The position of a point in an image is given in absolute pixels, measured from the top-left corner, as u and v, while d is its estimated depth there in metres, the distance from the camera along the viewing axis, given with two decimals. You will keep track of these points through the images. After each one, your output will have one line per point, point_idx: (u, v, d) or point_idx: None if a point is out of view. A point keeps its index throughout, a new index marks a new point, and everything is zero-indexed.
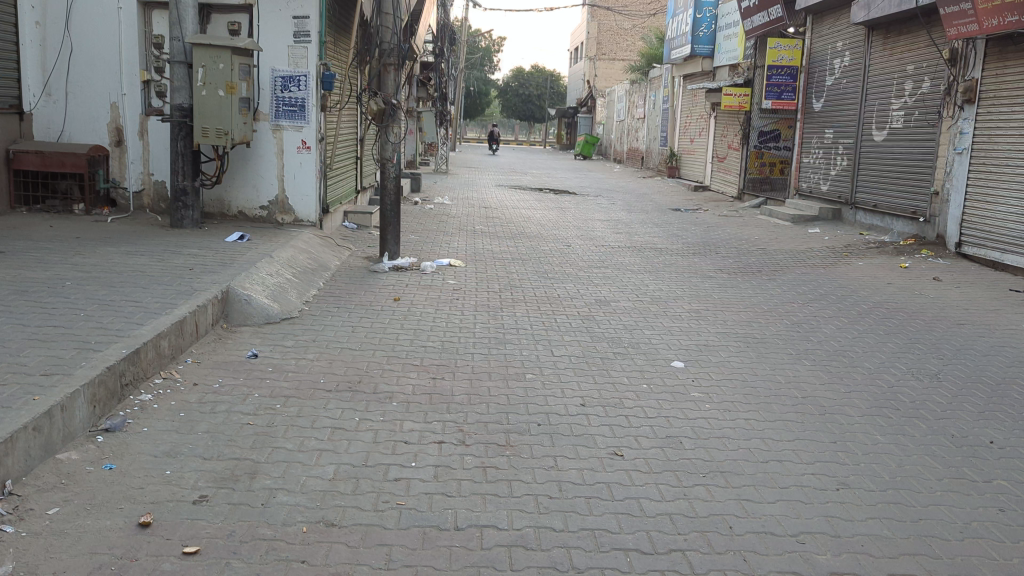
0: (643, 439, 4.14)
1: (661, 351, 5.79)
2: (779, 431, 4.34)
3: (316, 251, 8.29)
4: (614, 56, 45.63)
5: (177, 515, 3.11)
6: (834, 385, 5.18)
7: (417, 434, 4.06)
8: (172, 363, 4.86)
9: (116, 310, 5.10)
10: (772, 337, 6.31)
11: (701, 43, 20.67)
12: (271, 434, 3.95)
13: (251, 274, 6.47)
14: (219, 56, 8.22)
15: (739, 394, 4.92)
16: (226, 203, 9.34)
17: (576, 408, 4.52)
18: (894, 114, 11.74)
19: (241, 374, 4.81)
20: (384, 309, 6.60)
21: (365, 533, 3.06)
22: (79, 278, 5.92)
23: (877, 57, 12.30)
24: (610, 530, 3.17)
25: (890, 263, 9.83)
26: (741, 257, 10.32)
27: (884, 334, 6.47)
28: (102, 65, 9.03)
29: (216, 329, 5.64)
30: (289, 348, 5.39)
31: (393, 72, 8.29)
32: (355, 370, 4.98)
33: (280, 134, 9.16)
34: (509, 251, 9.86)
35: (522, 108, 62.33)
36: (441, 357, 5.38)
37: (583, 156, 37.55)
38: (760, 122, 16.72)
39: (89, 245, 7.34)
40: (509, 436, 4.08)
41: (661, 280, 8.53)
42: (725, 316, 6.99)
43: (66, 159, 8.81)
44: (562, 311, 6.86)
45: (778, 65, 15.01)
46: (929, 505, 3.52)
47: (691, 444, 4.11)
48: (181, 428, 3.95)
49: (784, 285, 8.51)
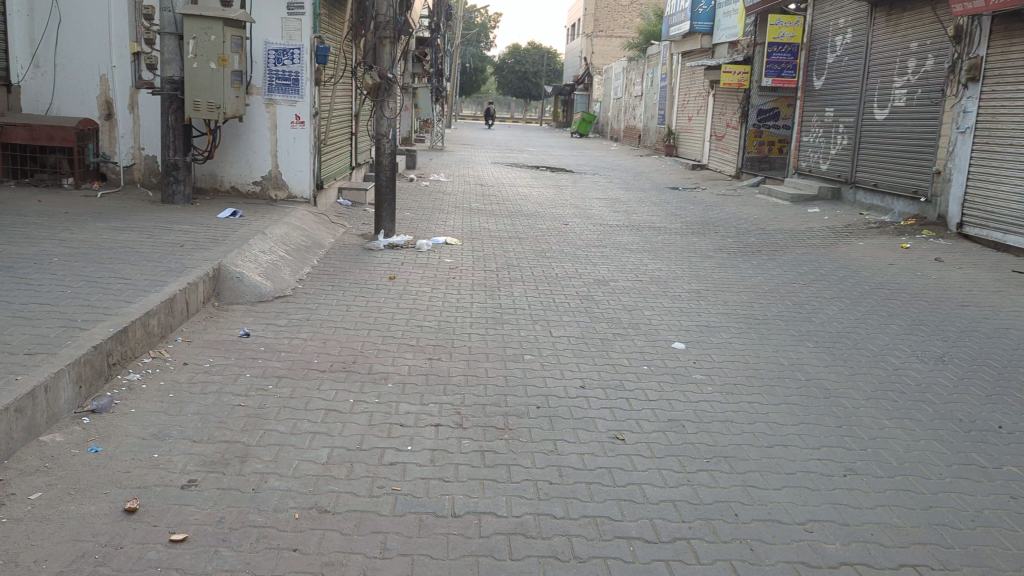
0: (645, 423, 4.04)
1: (661, 332, 5.69)
2: (783, 414, 4.25)
3: (310, 228, 8.16)
4: (612, 33, 45.19)
5: (164, 500, 3.00)
6: (837, 367, 5.08)
7: (413, 417, 3.96)
8: (163, 342, 4.74)
9: (104, 287, 4.98)
10: (774, 318, 6.22)
11: (699, 19, 20.46)
12: (262, 416, 3.84)
13: (243, 252, 6.34)
14: (211, 27, 8.04)
15: (742, 376, 4.83)
16: (218, 177, 9.17)
17: (575, 390, 4.42)
18: (896, 92, 11.59)
19: (233, 354, 4.69)
20: (379, 287, 6.47)
21: (360, 519, 2.96)
22: (68, 254, 5.78)
23: (880, 34, 12.13)
24: (612, 517, 3.08)
25: (890, 244, 9.73)
26: (740, 237, 10.20)
27: (887, 316, 6.38)
28: (91, 36, 8.85)
29: (207, 307, 5.52)
30: (281, 327, 5.27)
31: (389, 45, 8.11)
32: (350, 351, 4.87)
33: (273, 108, 8.99)
34: (506, 229, 9.72)
35: (518, 85, 61.87)
36: (438, 337, 5.27)
37: (579, 133, 37.31)
38: (760, 100, 16.56)
39: (78, 220, 7.20)
40: (507, 419, 3.98)
41: (660, 259, 8.42)
42: (726, 296, 6.89)
43: (55, 133, 8.64)
44: (561, 290, 6.75)
45: (778, 43, 14.81)
46: (939, 492, 3.44)
47: (693, 428, 4.01)
48: (171, 410, 3.83)
49: (784, 265, 8.41)
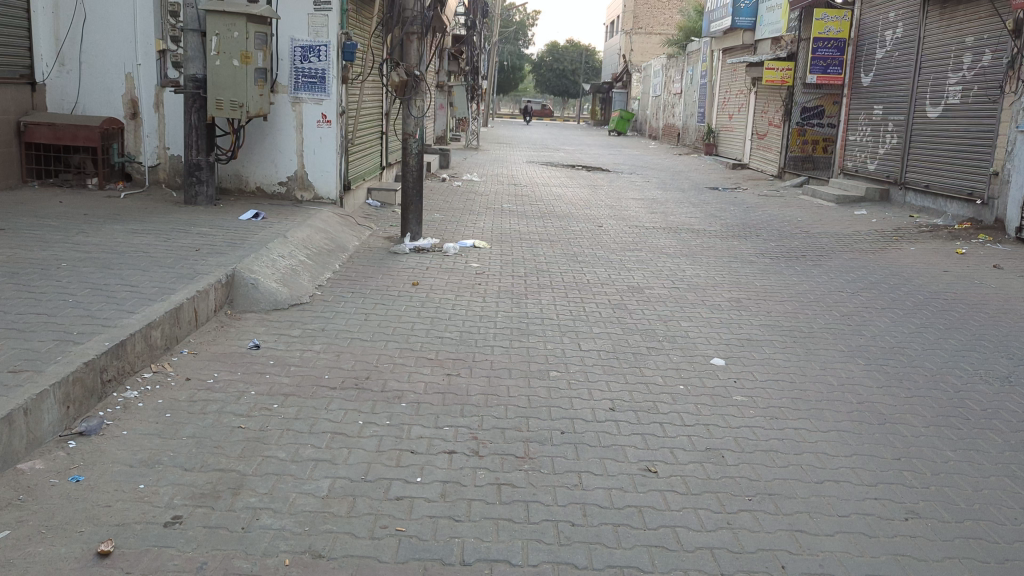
0: (679, 453, 3.68)
1: (699, 346, 5.31)
2: (834, 444, 3.86)
3: (334, 232, 7.90)
4: (652, 30, 44.49)
5: (143, 541, 2.71)
6: (892, 389, 4.66)
7: (426, 442, 3.64)
8: (167, 354, 4.48)
9: (108, 295, 4.72)
10: (821, 331, 5.80)
11: (742, 15, 19.90)
12: (262, 441, 3.54)
13: (260, 256, 6.08)
14: (234, 23, 7.81)
15: (787, 398, 4.43)
16: (244, 178, 8.97)
17: (604, 414, 4.06)
18: (950, 89, 11.05)
19: (239, 368, 4.41)
20: (401, 294, 6.17)
21: (357, 567, 2.65)
22: (78, 259, 5.55)
23: (933, 28, 11.58)
24: (641, 569, 2.73)
25: (943, 249, 9.22)
26: (784, 240, 9.73)
27: (944, 330, 5.92)
28: (116, 34, 8.67)
29: (219, 316, 5.25)
30: (293, 339, 4.98)
31: (416, 41, 7.81)
32: (364, 365, 4.56)
33: (299, 107, 8.74)
34: (538, 231, 9.38)
35: (556, 82, 61.31)
36: (459, 350, 4.95)
37: (616, 131, 36.73)
38: (803, 98, 16.03)
39: (96, 222, 6.99)
40: (528, 446, 3.65)
41: (698, 265, 8.02)
42: (769, 306, 6.47)
43: (78, 132, 8.48)
44: (593, 299, 6.39)
45: (824, 38, 14.18)
46: (1016, 542, 3.04)
47: (734, 460, 3.64)
48: (165, 432, 3.55)
49: (831, 272, 7.95)
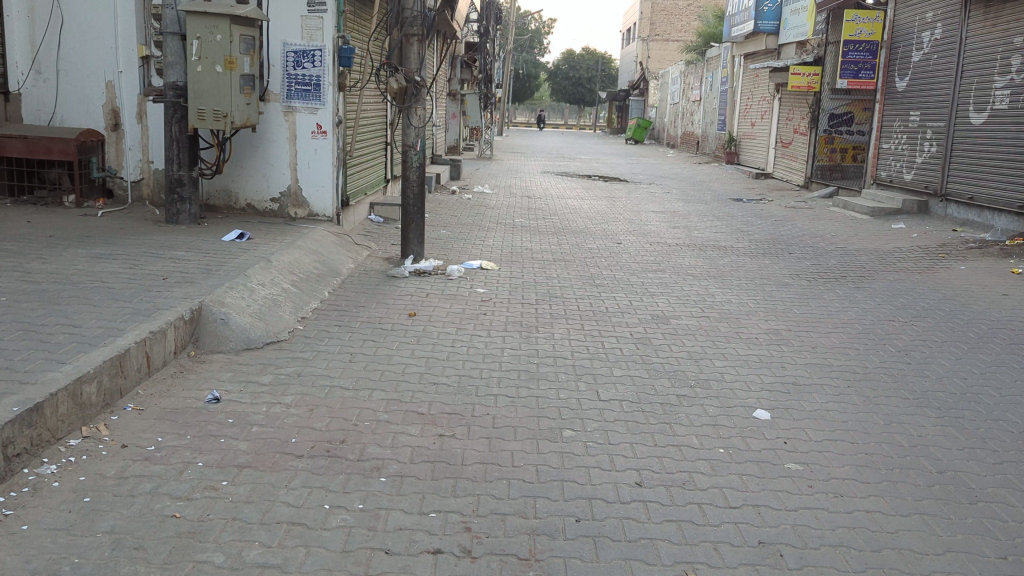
0: (725, 550, 2.90)
1: (738, 393, 4.53)
2: (921, 535, 3.06)
3: (327, 253, 7.17)
4: (669, 36, 43.59)
5: None
6: (978, 452, 3.85)
7: (406, 537, 2.88)
8: (106, 412, 3.76)
9: (42, 340, 4.01)
10: (878, 372, 5.00)
11: (763, 18, 19.04)
12: (197, 537, 2.81)
13: (235, 285, 5.36)
14: (216, 26, 7.09)
15: (852, 465, 3.64)
16: (234, 194, 8.30)
17: (629, 492, 3.29)
18: (996, 93, 10.23)
19: (192, 429, 3.68)
20: (395, 328, 5.43)
21: None
22: (22, 292, 4.87)
23: (976, 29, 10.76)
24: None
25: (997, 268, 8.38)
26: (819, 258, 8.92)
27: (1020, 369, 5.10)
28: (95, 38, 8.01)
29: (179, 359, 4.53)
30: (263, 388, 4.24)
31: (416, 44, 7.07)
32: (341, 425, 3.81)
33: (291, 117, 8.04)
34: (551, 250, 8.63)
35: (571, 91, 60.72)
36: (455, 401, 4.19)
37: (634, 140, 35.85)
38: (831, 105, 15.20)
39: (59, 245, 6.31)
40: (536, 542, 2.89)
41: (728, 288, 7.24)
42: (812, 340, 5.68)
43: (53, 146, 7.78)
44: (612, 332, 5.63)
45: (855, 40, 13.31)
46: None
47: (795, 561, 2.84)
48: (75, 527, 2.83)
49: (876, 296, 7.14)
